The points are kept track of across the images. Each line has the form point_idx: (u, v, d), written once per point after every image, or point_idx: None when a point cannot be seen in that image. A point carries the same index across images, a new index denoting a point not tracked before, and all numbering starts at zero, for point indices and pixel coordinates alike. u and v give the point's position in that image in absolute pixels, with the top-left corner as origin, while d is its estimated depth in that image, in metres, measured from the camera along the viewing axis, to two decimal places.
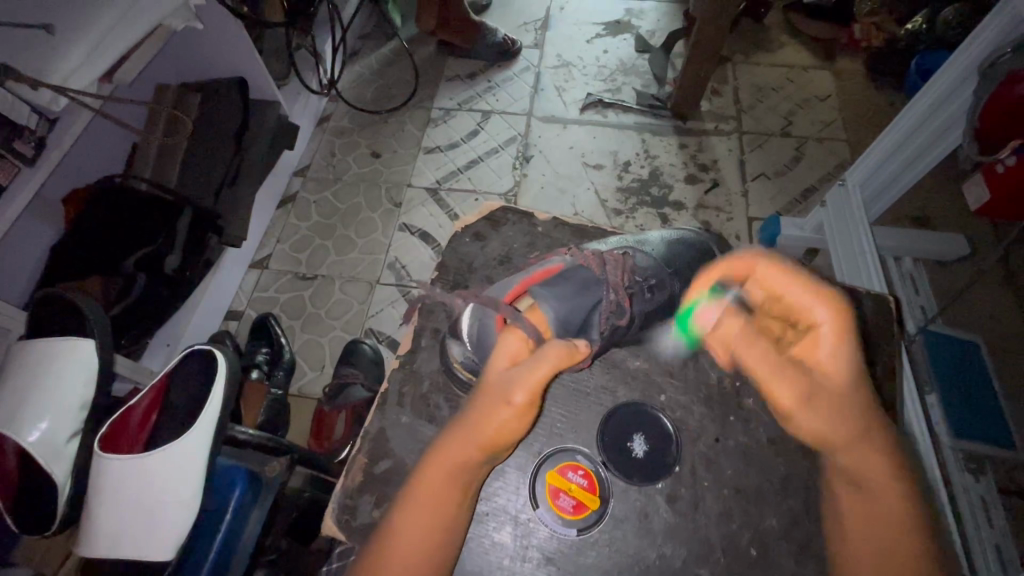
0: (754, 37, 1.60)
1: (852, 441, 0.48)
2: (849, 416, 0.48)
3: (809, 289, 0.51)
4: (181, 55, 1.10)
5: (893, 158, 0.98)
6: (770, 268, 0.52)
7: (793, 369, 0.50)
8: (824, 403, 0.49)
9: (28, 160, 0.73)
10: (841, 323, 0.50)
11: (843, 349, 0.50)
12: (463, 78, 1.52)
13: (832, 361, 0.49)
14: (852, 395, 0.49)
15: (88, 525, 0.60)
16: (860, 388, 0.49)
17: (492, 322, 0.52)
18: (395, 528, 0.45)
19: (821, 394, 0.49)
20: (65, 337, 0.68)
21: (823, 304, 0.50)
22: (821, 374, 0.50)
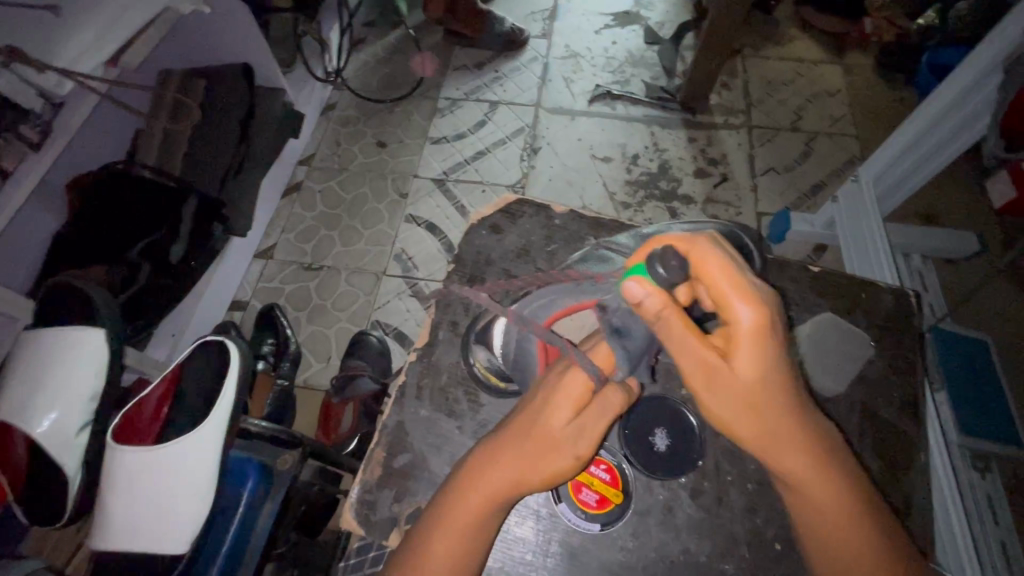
0: (764, 30, 1.58)
1: (771, 434, 0.43)
2: (767, 409, 0.42)
3: (736, 281, 0.40)
4: (186, 40, 1.08)
5: (911, 153, 0.96)
6: (706, 253, 0.41)
7: (709, 357, 0.42)
8: (734, 398, 0.42)
9: (35, 144, 0.71)
10: (767, 319, 0.40)
11: (766, 347, 0.41)
12: (470, 68, 1.49)
13: (754, 353, 0.41)
14: (773, 389, 0.42)
15: (102, 517, 0.60)
16: (784, 380, 0.42)
17: (534, 346, 0.53)
18: (432, 526, 0.44)
19: (736, 391, 0.42)
20: (76, 326, 0.67)
21: (746, 300, 0.40)
22: (734, 367, 0.42)
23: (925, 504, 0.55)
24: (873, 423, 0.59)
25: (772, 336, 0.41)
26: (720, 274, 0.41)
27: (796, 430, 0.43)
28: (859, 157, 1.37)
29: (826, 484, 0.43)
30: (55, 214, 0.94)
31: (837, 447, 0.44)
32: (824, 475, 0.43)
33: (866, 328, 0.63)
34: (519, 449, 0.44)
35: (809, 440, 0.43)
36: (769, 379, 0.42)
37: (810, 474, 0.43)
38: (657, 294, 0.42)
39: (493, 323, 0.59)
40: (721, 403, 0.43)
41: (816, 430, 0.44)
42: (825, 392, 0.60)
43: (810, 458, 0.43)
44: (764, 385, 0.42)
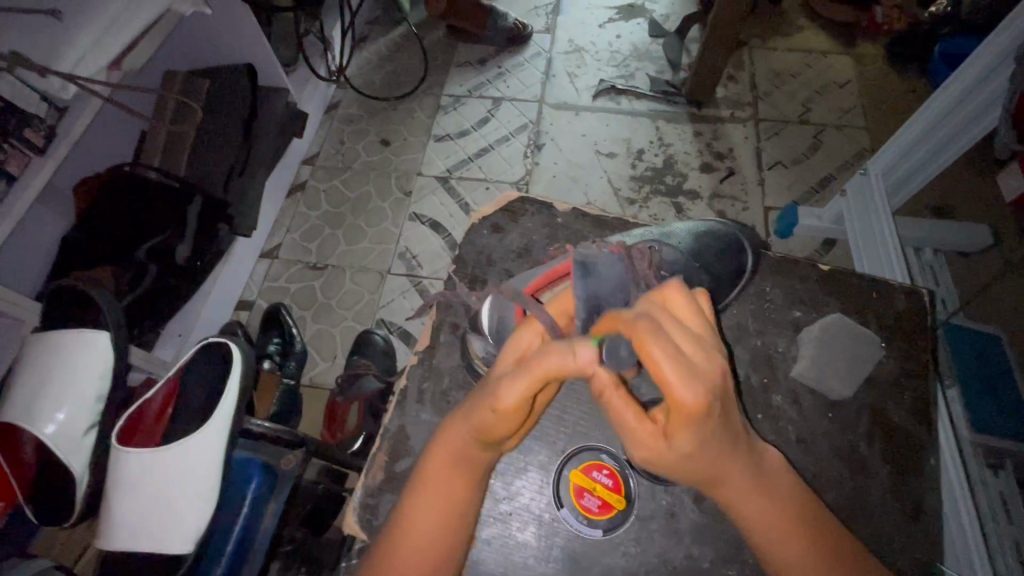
0: (772, 20, 1.55)
1: (706, 480, 0.41)
2: (697, 466, 0.39)
3: (679, 362, 0.35)
4: (189, 41, 1.08)
5: (920, 147, 0.95)
6: (644, 327, 0.36)
7: (651, 436, 0.39)
8: (674, 467, 0.40)
9: (39, 149, 0.72)
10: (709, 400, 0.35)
11: (704, 424, 0.36)
12: (473, 64, 1.48)
13: (687, 433, 0.37)
14: (708, 455, 0.39)
15: (109, 519, 0.61)
16: (720, 444, 0.39)
17: (513, 313, 0.54)
18: (411, 507, 0.45)
19: (664, 462, 0.39)
20: (81, 328, 0.68)
21: (684, 387, 0.34)
22: (672, 443, 0.38)
23: (936, 510, 0.55)
24: (884, 427, 0.58)
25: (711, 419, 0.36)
26: (665, 355, 0.35)
27: (741, 477, 0.41)
28: (869, 149, 1.35)
29: (764, 512, 0.42)
30: (63, 218, 0.95)
31: (780, 481, 0.43)
32: (769, 506, 0.42)
33: (877, 328, 0.62)
34: (461, 414, 0.44)
35: (747, 481, 0.41)
36: (711, 451, 0.39)
37: (744, 507, 0.42)
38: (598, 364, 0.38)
39: (476, 307, 0.58)
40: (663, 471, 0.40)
41: (753, 468, 0.42)
42: (835, 396, 0.58)
43: (751, 497, 0.42)
44: (705, 455, 0.39)
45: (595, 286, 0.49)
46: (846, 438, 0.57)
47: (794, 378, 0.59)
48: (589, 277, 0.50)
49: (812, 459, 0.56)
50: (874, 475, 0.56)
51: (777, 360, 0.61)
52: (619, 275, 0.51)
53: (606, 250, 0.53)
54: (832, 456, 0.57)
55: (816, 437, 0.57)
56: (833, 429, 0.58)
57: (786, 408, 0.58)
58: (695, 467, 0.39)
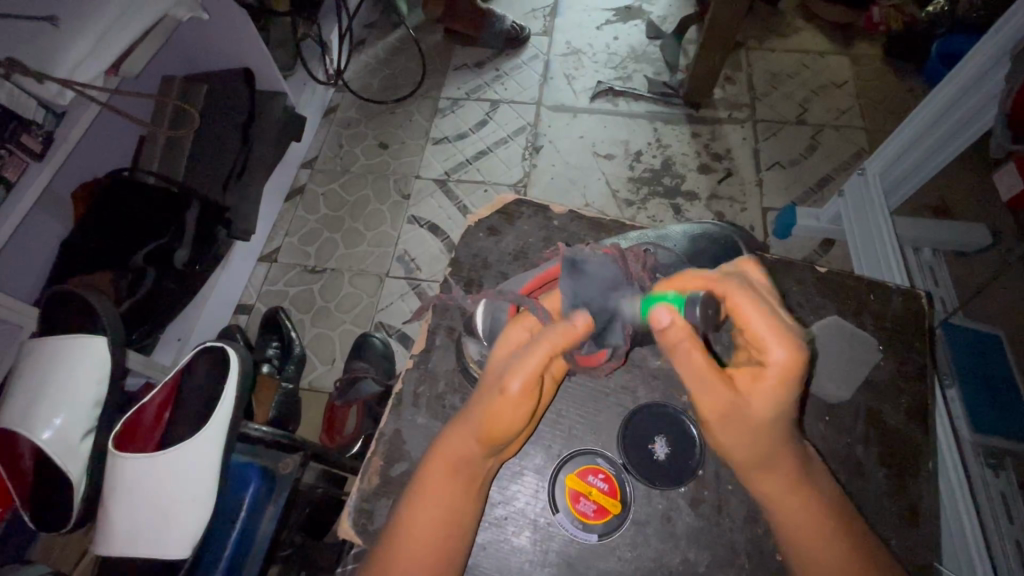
0: (769, 21, 1.55)
1: (762, 460, 0.44)
2: (767, 436, 0.44)
3: (772, 321, 0.42)
4: (186, 46, 1.08)
5: (916, 147, 0.95)
6: (739, 287, 0.44)
7: (721, 389, 0.43)
8: (743, 428, 0.44)
9: (37, 154, 0.72)
10: (796, 362, 0.42)
11: (789, 386, 0.42)
12: (470, 67, 1.49)
13: (772, 390, 0.42)
14: (777, 427, 0.44)
15: (106, 524, 0.61)
16: (787, 415, 0.44)
17: (506, 312, 0.54)
18: (409, 511, 0.45)
19: (739, 422, 0.44)
20: (78, 334, 0.68)
21: (782, 343, 0.42)
22: (748, 401, 0.43)
23: (933, 512, 0.54)
24: (881, 429, 0.58)
25: (794, 386, 0.42)
26: (758, 312, 0.43)
27: (791, 463, 0.45)
28: (867, 149, 1.35)
29: (801, 514, 0.45)
30: (61, 223, 0.95)
31: (822, 482, 0.46)
32: (802, 502, 0.45)
33: (874, 330, 0.62)
34: (469, 410, 0.46)
35: (795, 469, 0.45)
36: (777, 418, 0.43)
37: (777, 499, 0.45)
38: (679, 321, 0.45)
39: (471, 310, 0.58)
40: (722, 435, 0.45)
41: (800, 461, 0.45)
42: (831, 398, 0.59)
43: (795, 493, 0.45)
44: (770, 420, 0.43)
45: (580, 289, 0.50)
46: (842, 441, 0.57)
47: None
48: (575, 279, 0.50)
49: None
50: (871, 478, 0.56)
51: None
52: (609, 277, 0.50)
53: (600, 250, 0.52)
54: (829, 458, 0.56)
55: (813, 440, 0.57)
56: (830, 432, 0.57)
57: None
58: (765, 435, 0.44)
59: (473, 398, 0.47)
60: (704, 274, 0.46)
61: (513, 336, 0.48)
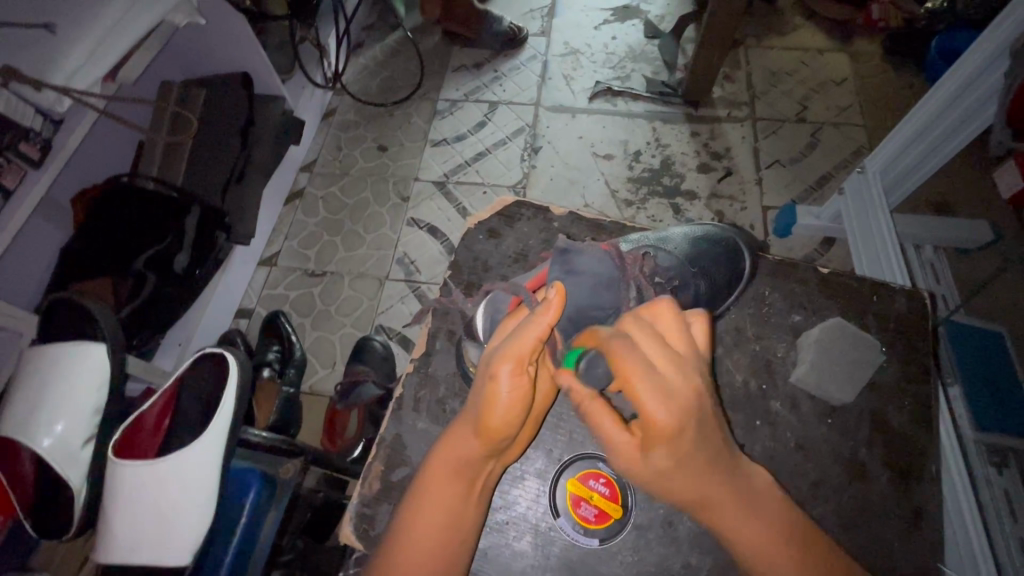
0: (768, 19, 1.55)
1: (697, 503, 0.42)
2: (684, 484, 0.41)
3: (648, 373, 0.39)
4: (184, 51, 1.08)
5: (916, 144, 0.94)
6: (622, 346, 0.40)
7: (626, 440, 0.42)
8: (653, 477, 0.42)
9: (35, 162, 0.72)
10: (683, 417, 0.39)
11: (681, 435, 0.39)
12: (469, 68, 1.49)
13: (662, 444, 0.39)
14: (687, 472, 0.41)
15: (107, 532, 0.61)
16: (702, 455, 0.41)
17: (506, 305, 0.54)
18: (409, 516, 0.45)
19: (643, 470, 0.42)
20: (79, 341, 0.68)
21: (658, 397, 0.38)
22: (647, 455, 0.41)
23: (936, 514, 0.54)
24: (883, 431, 0.57)
25: (690, 433, 0.39)
26: (643, 371, 0.39)
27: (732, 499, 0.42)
28: (867, 147, 1.34)
29: (753, 535, 0.42)
30: (60, 229, 0.95)
31: (767, 506, 0.43)
32: (752, 528, 0.43)
33: (876, 331, 0.62)
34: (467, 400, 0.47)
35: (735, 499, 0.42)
36: (690, 465, 0.40)
37: (741, 539, 0.43)
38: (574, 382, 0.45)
39: (472, 313, 0.58)
40: (643, 477, 0.42)
41: (740, 490, 0.42)
42: (834, 401, 0.58)
43: (739, 522, 0.42)
44: (676, 470, 0.41)
45: (572, 284, 0.51)
46: (845, 443, 0.57)
47: (793, 382, 0.59)
48: (569, 273, 0.52)
49: (809, 464, 0.56)
50: (874, 481, 0.55)
51: (776, 365, 0.60)
52: (603, 271, 0.52)
53: (598, 248, 0.54)
54: (831, 461, 0.56)
55: (815, 442, 0.57)
56: (832, 434, 0.57)
57: (785, 414, 0.58)
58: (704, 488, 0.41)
59: (472, 395, 0.47)
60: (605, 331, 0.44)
61: (506, 328, 0.50)
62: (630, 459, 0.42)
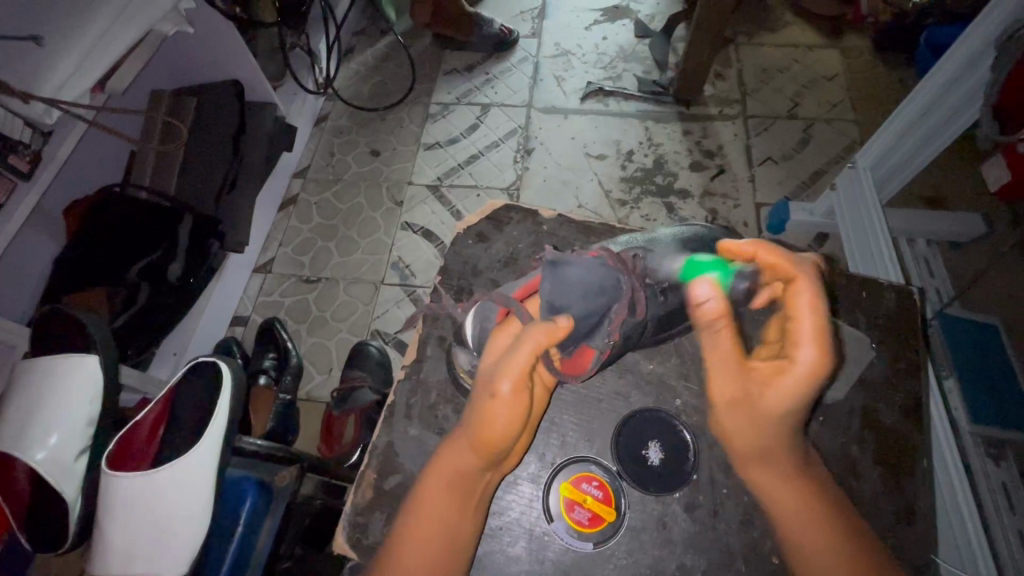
0: (757, 16, 1.55)
1: (762, 453, 0.49)
2: (771, 430, 0.49)
3: (819, 324, 0.47)
4: (174, 60, 1.08)
5: (903, 140, 0.95)
6: (812, 285, 0.49)
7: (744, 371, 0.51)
8: (739, 410, 0.51)
9: (24, 174, 0.72)
10: (819, 366, 0.47)
11: (806, 387, 0.47)
12: (460, 72, 1.49)
13: (789, 383, 0.47)
14: (789, 417, 0.48)
15: (100, 542, 0.60)
16: (807, 404, 0.48)
17: (495, 319, 0.54)
18: (403, 533, 0.45)
19: (761, 405, 0.49)
20: (75, 353, 0.68)
21: (813, 347, 0.47)
22: (766, 393, 0.48)
23: (929, 510, 0.54)
24: (875, 428, 0.58)
25: (812, 390, 0.47)
26: (809, 304, 0.48)
27: (789, 438, 0.49)
28: (858, 142, 1.35)
29: (787, 498, 0.48)
30: (52, 241, 0.95)
31: (816, 474, 0.49)
32: (793, 492, 0.48)
33: (867, 328, 0.62)
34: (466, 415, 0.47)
35: (794, 461, 0.49)
36: (792, 410, 0.48)
37: (768, 488, 0.49)
38: (718, 295, 0.53)
39: (462, 318, 0.58)
40: (730, 418, 0.51)
41: (799, 449, 0.49)
42: (825, 398, 0.58)
43: (775, 478, 0.48)
44: (784, 411, 0.48)
45: (565, 294, 0.51)
46: (837, 441, 0.57)
47: None
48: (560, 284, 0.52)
49: None
50: (867, 479, 0.55)
51: None
52: (595, 280, 0.52)
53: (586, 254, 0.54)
54: (823, 459, 0.56)
55: (808, 441, 0.57)
56: (824, 432, 0.57)
57: None
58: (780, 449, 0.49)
59: (468, 410, 0.48)
60: (779, 258, 0.51)
61: (499, 341, 0.50)
62: (751, 386, 0.50)
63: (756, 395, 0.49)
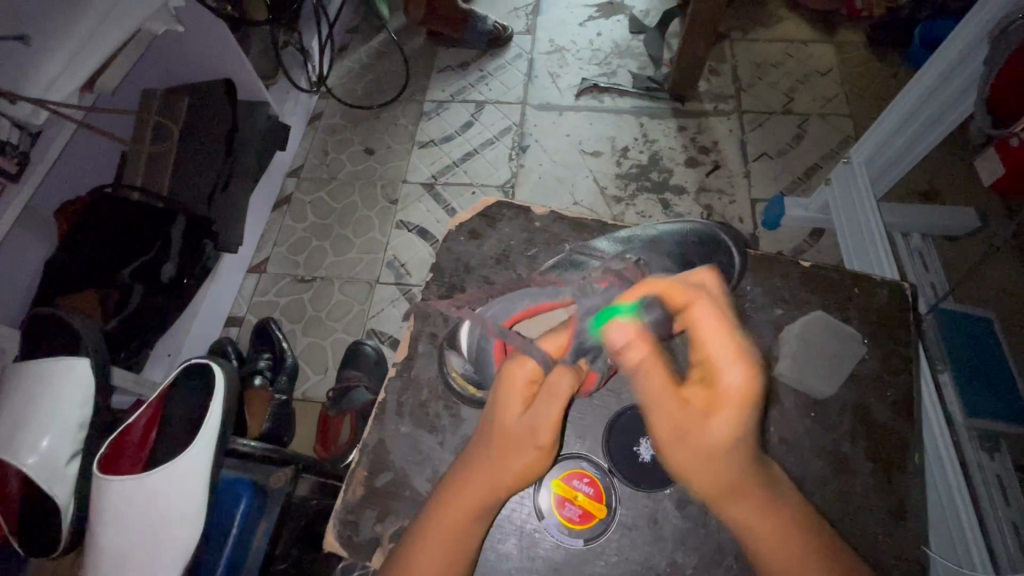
0: (752, 11, 1.55)
1: (725, 491, 0.43)
2: (724, 463, 0.43)
3: (726, 336, 0.44)
4: (164, 58, 1.07)
5: (897, 135, 0.95)
6: (695, 297, 0.46)
7: (681, 403, 0.43)
8: (694, 451, 0.43)
9: (13, 176, 0.71)
10: (749, 388, 0.42)
11: (743, 409, 0.42)
12: (454, 69, 1.48)
13: (726, 409, 0.42)
14: (739, 450, 0.43)
15: (95, 545, 0.61)
16: (750, 437, 0.43)
17: (492, 345, 0.54)
18: (411, 545, 0.45)
19: (697, 438, 0.43)
20: (62, 355, 0.68)
21: (735, 365, 0.42)
22: (707, 424, 0.42)
23: (921, 503, 0.54)
24: (867, 423, 0.58)
25: (752, 409, 0.42)
26: (712, 322, 0.44)
27: (746, 473, 0.43)
28: (853, 137, 1.35)
29: (770, 533, 0.43)
30: (43, 243, 0.94)
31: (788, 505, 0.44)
32: (767, 525, 0.44)
33: (859, 323, 0.62)
34: (486, 456, 0.46)
35: (763, 500, 0.44)
36: (738, 440, 0.43)
37: (760, 533, 0.44)
38: (635, 335, 0.47)
39: (457, 325, 0.59)
40: (680, 453, 0.44)
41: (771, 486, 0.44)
42: (817, 394, 0.58)
43: (763, 508, 0.44)
44: (734, 440, 0.42)
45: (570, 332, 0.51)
46: (828, 436, 0.57)
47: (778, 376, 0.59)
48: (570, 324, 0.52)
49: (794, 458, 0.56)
50: (858, 474, 0.56)
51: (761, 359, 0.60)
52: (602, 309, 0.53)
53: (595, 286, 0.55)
54: (815, 453, 0.56)
55: (800, 436, 0.57)
56: (816, 427, 0.57)
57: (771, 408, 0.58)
58: (742, 486, 0.43)
59: (483, 450, 0.47)
60: (682, 285, 0.47)
61: (516, 382, 0.47)
62: (689, 416, 0.43)
63: (694, 427, 0.43)
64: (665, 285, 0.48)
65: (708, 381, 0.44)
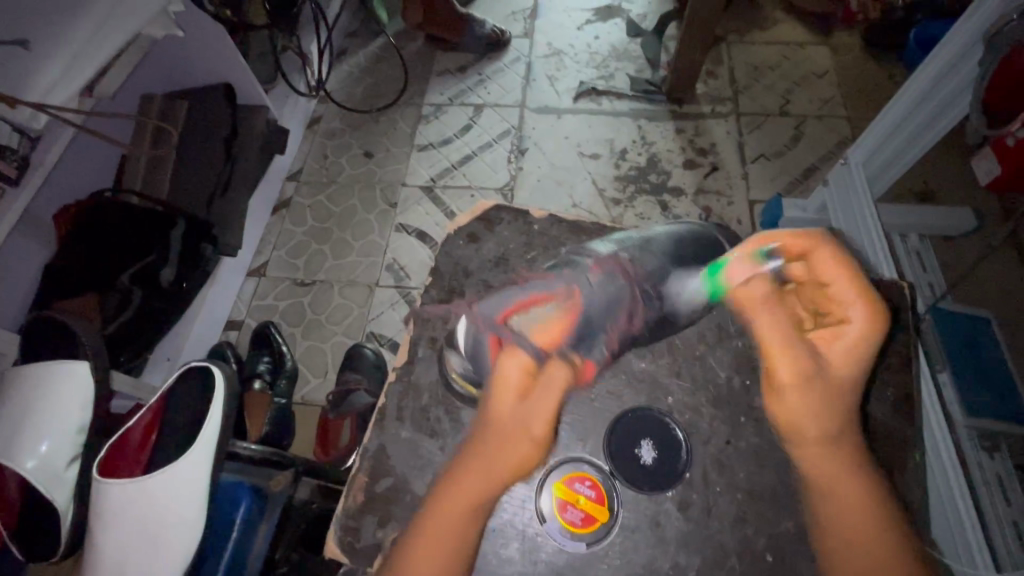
0: (749, 14, 1.56)
1: (833, 436, 0.48)
2: (838, 406, 0.48)
3: (863, 291, 0.50)
4: (164, 64, 1.08)
5: (894, 135, 0.96)
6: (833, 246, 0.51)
7: (800, 345, 0.50)
8: (820, 391, 0.49)
9: (11, 179, 0.71)
10: (865, 333, 0.49)
11: (868, 348, 0.49)
12: (452, 73, 1.49)
13: (848, 347, 0.49)
14: (844, 387, 0.49)
15: (95, 549, 0.60)
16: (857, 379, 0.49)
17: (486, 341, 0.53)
18: (408, 549, 0.44)
19: (815, 379, 0.49)
20: (62, 360, 0.68)
21: (859, 306, 0.50)
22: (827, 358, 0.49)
23: (922, 503, 0.54)
24: (867, 423, 0.58)
25: (873, 342, 0.50)
26: (833, 260, 0.50)
27: (837, 430, 0.48)
28: (850, 138, 1.35)
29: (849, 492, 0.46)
30: (43, 248, 0.94)
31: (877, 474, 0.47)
32: (853, 481, 0.47)
33: None
34: (481, 451, 0.48)
35: (855, 453, 0.48)
36: (854, 381, 0.49)
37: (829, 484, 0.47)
38: (756, 274, 0.53)
39: (455, 325, 0.58)
40: (796, 396, 0.49)
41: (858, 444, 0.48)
42: None
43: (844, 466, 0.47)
44: (849, 384, 0.49)
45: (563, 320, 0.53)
46: None
47: None
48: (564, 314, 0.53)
49: None
50: None
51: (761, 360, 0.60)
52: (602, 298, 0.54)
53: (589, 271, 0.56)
54: None
55: None
56: None
57: None
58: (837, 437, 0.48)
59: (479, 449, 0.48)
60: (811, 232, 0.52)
61: (511, 380, 0.49)
62: (803, 349, 0.50)
63: (815, 368, 0.49)
64: (791, 234, 0.51)
65: (836, 324, 0.50)
